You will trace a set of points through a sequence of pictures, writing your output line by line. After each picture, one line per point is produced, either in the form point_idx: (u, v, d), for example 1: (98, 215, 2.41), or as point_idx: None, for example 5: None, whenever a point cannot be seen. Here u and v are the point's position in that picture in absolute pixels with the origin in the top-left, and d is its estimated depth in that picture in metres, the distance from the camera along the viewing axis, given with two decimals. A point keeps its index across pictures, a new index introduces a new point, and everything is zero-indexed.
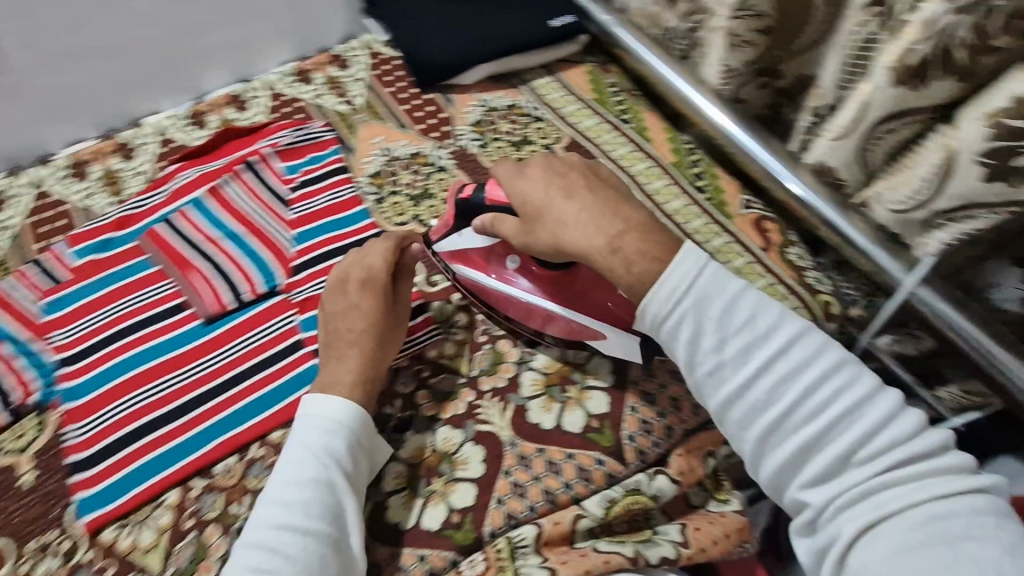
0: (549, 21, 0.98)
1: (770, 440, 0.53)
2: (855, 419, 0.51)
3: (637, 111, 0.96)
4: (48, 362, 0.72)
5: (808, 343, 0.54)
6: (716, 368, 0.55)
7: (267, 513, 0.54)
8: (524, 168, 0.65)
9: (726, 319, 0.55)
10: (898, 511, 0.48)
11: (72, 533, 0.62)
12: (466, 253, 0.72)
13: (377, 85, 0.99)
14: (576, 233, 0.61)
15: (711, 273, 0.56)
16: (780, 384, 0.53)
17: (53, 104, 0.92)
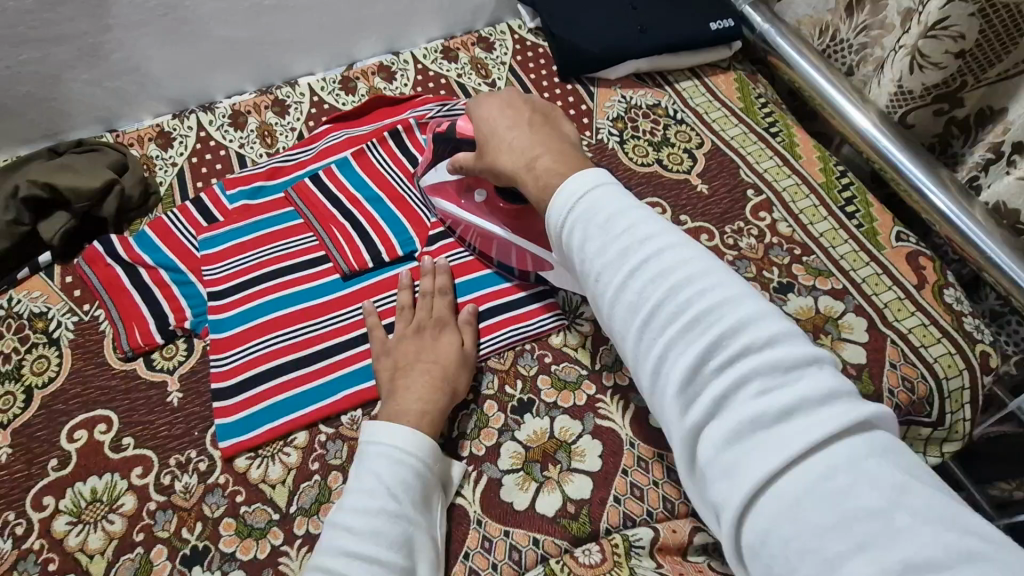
0: (710, 23, 0.94)
1: (644, 345, 0.44)
2: (729, 331, 0.40)
3: (786, 124, 0.92)
4: (201, 294, 0.77)
5: (672, 253, 0.45)
6: (599, 273, 0.47)
7: (343, 539, 0.51)
8: (485, 98, 0.67)
9: (609, 225, 0.48)
10: (764, 450, 0.36)
11: (211, 454, 0.66)
12: (444, 185, 0.77)
13: (518, 71, 1.00)
14: (507, 155, 0.61)
15: (601, 194, 0.50)
16: (651, 285, 0.44)
17: (221, 52, 0.95)
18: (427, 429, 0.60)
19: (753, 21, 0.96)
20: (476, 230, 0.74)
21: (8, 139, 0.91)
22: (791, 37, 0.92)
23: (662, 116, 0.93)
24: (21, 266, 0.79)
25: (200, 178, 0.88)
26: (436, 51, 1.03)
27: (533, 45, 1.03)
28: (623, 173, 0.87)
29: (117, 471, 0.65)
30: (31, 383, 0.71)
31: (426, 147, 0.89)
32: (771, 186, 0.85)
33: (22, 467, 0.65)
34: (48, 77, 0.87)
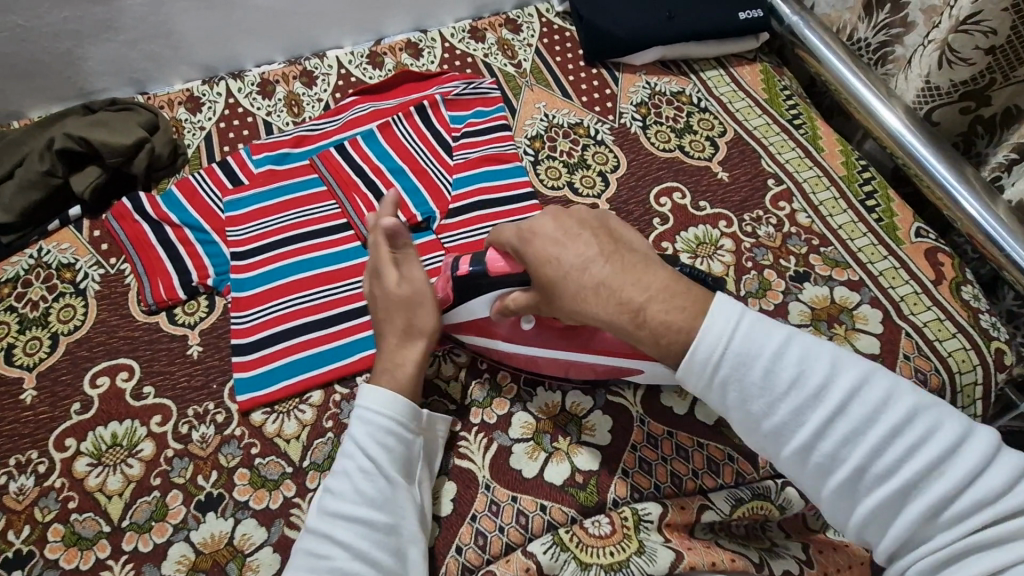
0: (739, 13, 0.94)
1: (847, 500, 0.45)
2: (946, 475, 0.42)
3: (810, 117, 0.92)
4: (224, 253, 0.78)
5: (863, 394, 0.44)
6: (774, 426, 0.46)
7: (330, 500, 0.54)
8: (529, 233, 0.54)
9: (772, 377, 0.45)
10: (987, 564, 0.40)
11: (228, 407, 0.67)
12: (476, 320, 0.65)
13: (544, 53, 1.01)
14: (600, 306, 0.50)
15: (749, 331, 0.46)
16: (846, 442, 0.44)
17: (254, 21, 0.96)
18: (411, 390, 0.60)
19: (782, 13, 0.95)
20: (548, 363, 0.66)
21: (43, 96, 0.92)
22: (820, 29, 0.92)
23: (686, 104, 0.93)
24: (51, 218, 0.81)
25: (227, 142, 0.90)
26: (464, 30, 1.04)
27: (560, 28, 1.04)
28: (644, 157, 0.88)
29: (137, 418, 0.67)
30: (58, 330, 0.73)
31: (449, 122, 0.90)
32: (792, 177, 0.85)
33: (46, 409, 0.67)
34: (87, 36, 0.88)
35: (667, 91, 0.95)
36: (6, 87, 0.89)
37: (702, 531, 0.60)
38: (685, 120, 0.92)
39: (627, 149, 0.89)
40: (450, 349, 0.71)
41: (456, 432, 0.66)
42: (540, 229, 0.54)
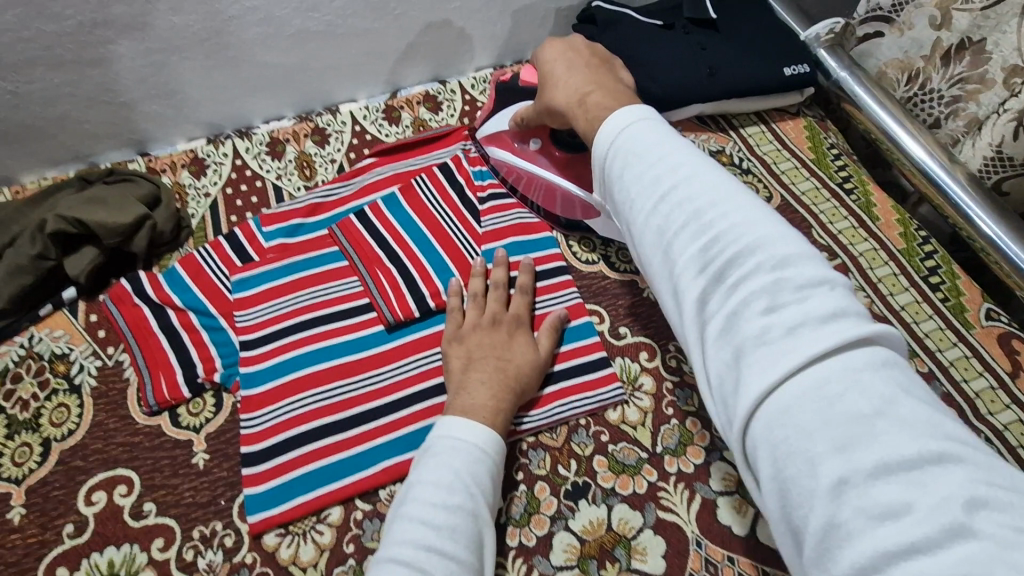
0: (784, 68, 0.88)
1: (669, 264, 0.42)
2: (753, 250, 0.39)
3: (862, 179, 0.85)
4: (233, 342, 0.72)
5: (711, 182, 0.43)
6: (639, 202, 0.45)
7: (420, 531, 0.50)
8: (544, 46, 0.69)
9: (647, 156, 0.46)
10: (773, 350, 0.35)
11: (238, 529, 0.61)
12: (500, 135, 0.83)
13: None
14: (564, 90, 0.63)
15: (643, 127, 0.48)
16: (687, 210, 0.42)
17: (264, 78, 0.90)
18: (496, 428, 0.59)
19: (829, 66, 0.89)
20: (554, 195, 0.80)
21: (36, 160, 0.86)
22: (869, 84, 0.85)
23: (727, 164, 0.87)
24: (44, 301, 0.74)
25: (235, 211, 0.83)
26: (483, 82, 1.01)
27: None
28: None
29: (136, 542, 0.60)
30: (49, 435, 0.66)
31: (475, 182, 0.83)
32: (845, 250, 0.78)
33: (36, 531, 0.60)
34: (83, 99, 0.82)
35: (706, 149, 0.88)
36: None
37: None
38: None
39: None
40: None
41: None
42: (545, 50, 0.68)
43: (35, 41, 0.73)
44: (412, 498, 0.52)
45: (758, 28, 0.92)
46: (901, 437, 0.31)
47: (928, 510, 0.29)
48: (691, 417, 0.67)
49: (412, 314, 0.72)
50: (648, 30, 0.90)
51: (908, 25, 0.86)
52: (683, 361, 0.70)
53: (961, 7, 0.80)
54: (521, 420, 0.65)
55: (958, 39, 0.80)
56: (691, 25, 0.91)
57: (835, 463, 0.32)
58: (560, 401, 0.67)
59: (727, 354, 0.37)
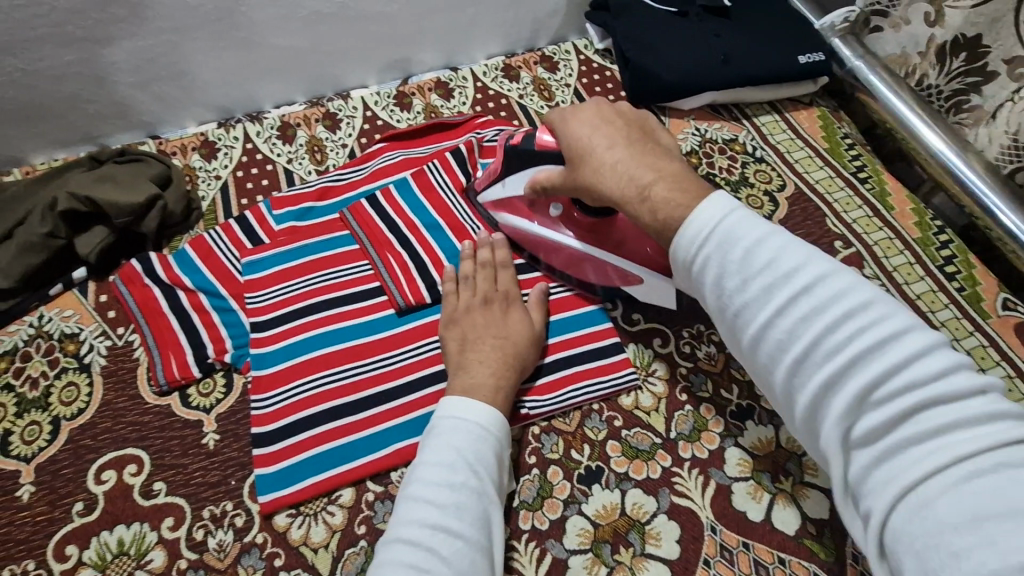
0: (799, 56, 0.87)
1: (795, 379, 0.42)
2: (890, 366, 0.37)
3: (876, 169, 0.84)
4: (243, 323, 0.71)
5: (836, 285, 0.41)
6: (739, 306, 0.44)
7: (424, 511, 0.49)
8: (570, 114, 0.61)
9: (749, 258, 0.44)
10: (912, 461, 0.36)
11: (249, 509, 0.60)
12: (511, 202, 0.74)
13: (584, 95, 0.94)
14: (613, 179, 0.56)
15: (735, 220, 0.45)
16: (805, 319, 0.41)
17: (274, 61, 0.89)
18: (499, 406, 0.58)
19: (843, 56, 0.90)
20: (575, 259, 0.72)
21: (45, 141, 0.86)
22: (885, 73, 0.85)
23: (740, 153, 0.87)
24: (54, 281, 0.74)
25: (245, 194, 0.83)
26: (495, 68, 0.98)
27: (599, 66, 0.98)
28: None
29: (146, 520, 0.60)
30: (59, 413, 0.66)
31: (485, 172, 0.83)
32: (861, 239, 0.78)
33: (45, 509, 0.60)
34: (94, 79, 0.81)
35: (719, 137, 0.88)
36: (5, 132, 0.82)
37: None
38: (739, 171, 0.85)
39: None
40: None
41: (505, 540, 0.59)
42: (575, 116, 0.60)
43: (48, 17, 0.73)
44: (415, 479, 0.51)
45: (773, 16, 0.91)
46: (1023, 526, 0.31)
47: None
48: (705, 403, 0.66)
49: (424, 297, 0.72)
50: (662, 17, 0.89)
51: (904, 20, 0.84)
52: (697, 347, 0.70)
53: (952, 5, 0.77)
54: (529, 406, 0.64)
55: (952, 37, 0.78)
56: (705, 13, 0.90)
57: (979, 555, 0.31)
58: (569, 386, 0.66)
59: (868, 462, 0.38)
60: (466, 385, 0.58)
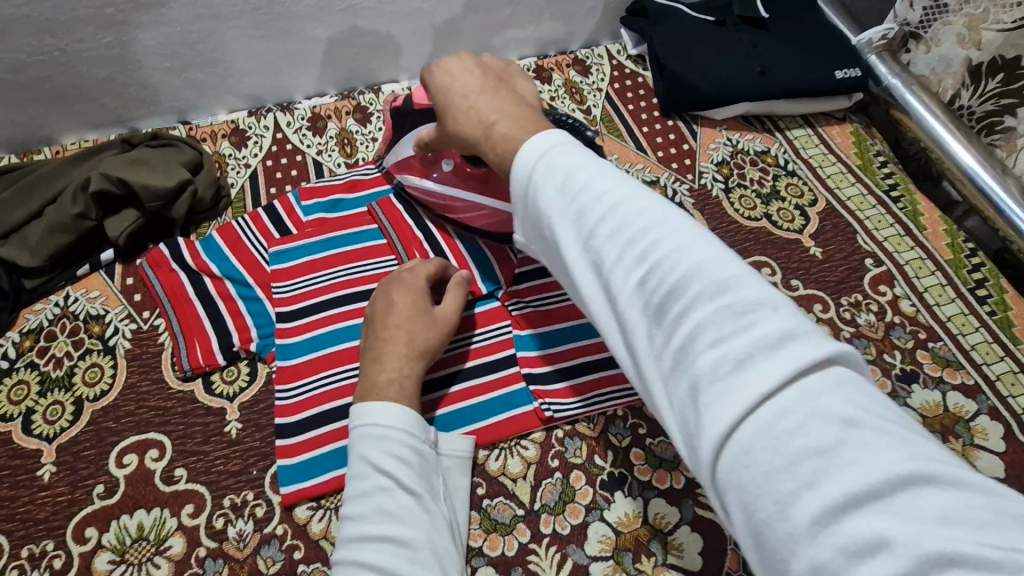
0: (836, 71, 0.86)
1: (616, 312, 0.37)
2: (678, 274, 0.34)
3: (909, 188, 0.84)
4: (269, 313, 0.71)
5: (648, 211, 0.38)
6: (579, 248, 0.40)
7: (350, 526, 0.50)
8: (433, 72, 0.58)
9: (575, 190, 0.40)
10: (719, 391, 0.31)
11: (269, 499, 0.60)
12: (409, 161, 0.75)
13: (616, 100, 0.94)
14: (464, 121, 0.54)
15: (562, 152, 0.43)
16: (610, 233, 0.38)
17: (309, 52, 0.89)
18: (392, 395, 0.56)
19: (879, 72, 0.89)
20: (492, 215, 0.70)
21: (77, 122, 0.86)
22: (924, 94, 0.85)
23: (771, 165, 0.86)
24: (81, 261, 0.74)
25: (274, 184, 0.83)
26: (528, 70, 0.98)
27: (632, 72, 0.97)
28: (729, 225, 0.80)
29: (166, 506, 0.59)
30: (82, 394, 0.65)
31: None
32: (891, 257, 0.77)
33: (66, 490, 0.60)
34: (130, 62, 0.81)
35: (751, 149, 0.88)
36: (38, 112, 0.82)
37: None
38: (770, 183, 0.84)
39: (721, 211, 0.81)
40: (516, 441, 0.64)
41: (525, 544, 0.58)
42: (452, 72, 0.57)
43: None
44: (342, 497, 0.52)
45: (812, 30, 0.90)
46: (876, 464, 0.27)
47: (906, 542, 0.25)
48: None
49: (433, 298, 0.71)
50: (699, 26, 0.89)
51: (935, 42, 0.85)
52: None
53: (991, 26, 0.78)
54: (553, 409, 0.64)
55: (988, 58, 0.80)
56: (743, 23, 0.89)
57: (807, 504, 0.28)
58: (594, 391, 0.66)
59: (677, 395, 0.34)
60: (360, 387, 0.58)
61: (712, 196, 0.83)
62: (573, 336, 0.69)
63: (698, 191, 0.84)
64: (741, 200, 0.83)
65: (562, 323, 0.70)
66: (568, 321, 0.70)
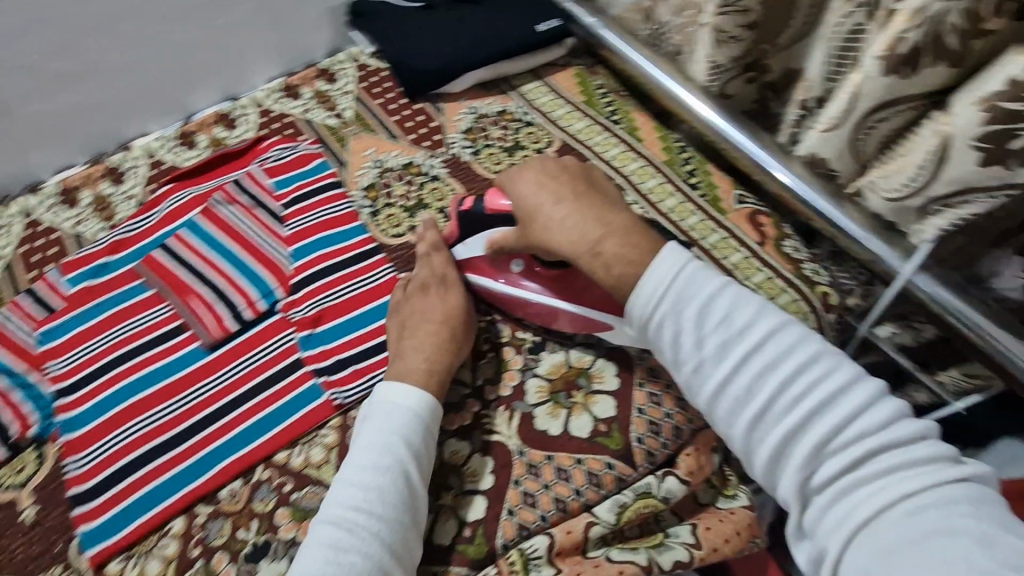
0: (537, 25, 0.97)
1: (759, 430, 0.54)
2: (829, 406, 0.52)
3: (626, 111, 0.96)
4: (46, 394, 0.71)
5: (780, 336, 0.54)
6: (698, 364, 0.56)
7: (353, 492, 0.56)
8: (512, 176, 0.67)
9: (703, 319, 0.56)
10: (865, 499, 0.49)
11: (78, 568, 0.62)
12: (476, 261, 0.73)
13: (364, 97, 0.99)
14: (563, 235, 0.62)
15: (689, 278, 0.57)
16: (759, 376, 0.54)
17: (39, 130, 0.89)
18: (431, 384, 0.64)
19: (580, 16, 0.98)
20: (572, 317, 0.70)
21: None
22: (615, 28, 0.95)
23: (511, 121, 0.95)
24: None
25: (33, 267, 0.82)
26: (278, 90, 1.01)
27: (376, 68, 1.02)
28: (479, 184, 0.89)
29: None
30: None
31: (275, 190, 0.87)
32: (619, 172, 0.88)
33: None
34: None
35: (493, 112, 0.96)
36: None
37: (590, 540, 0.62)
38: (511, 136, 0.94)
39: (474, 171, 0.91)
40: (315, 433, 0.68)
41: None
42: (530, 174, 0.66)
43: None
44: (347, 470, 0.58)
45: None
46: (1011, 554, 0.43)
47: None
48: (505, 347, 0.73)
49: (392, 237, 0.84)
50: (410, 13, 0.97)
51: None
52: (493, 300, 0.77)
53: None
54: (341, 396, 0.69)
55: None
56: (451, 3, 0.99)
57: None
58: (377, 370, 0.71)
59: (828, 499, 0.51)
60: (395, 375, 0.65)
61: (463, 163, 0.92)
62: (349, 326, 0.74)
63: (448, 157, 0.92)
64: (485, 158, 0.92)
65: (338, 318, 0.75)
66: (343, 315, 0.75)
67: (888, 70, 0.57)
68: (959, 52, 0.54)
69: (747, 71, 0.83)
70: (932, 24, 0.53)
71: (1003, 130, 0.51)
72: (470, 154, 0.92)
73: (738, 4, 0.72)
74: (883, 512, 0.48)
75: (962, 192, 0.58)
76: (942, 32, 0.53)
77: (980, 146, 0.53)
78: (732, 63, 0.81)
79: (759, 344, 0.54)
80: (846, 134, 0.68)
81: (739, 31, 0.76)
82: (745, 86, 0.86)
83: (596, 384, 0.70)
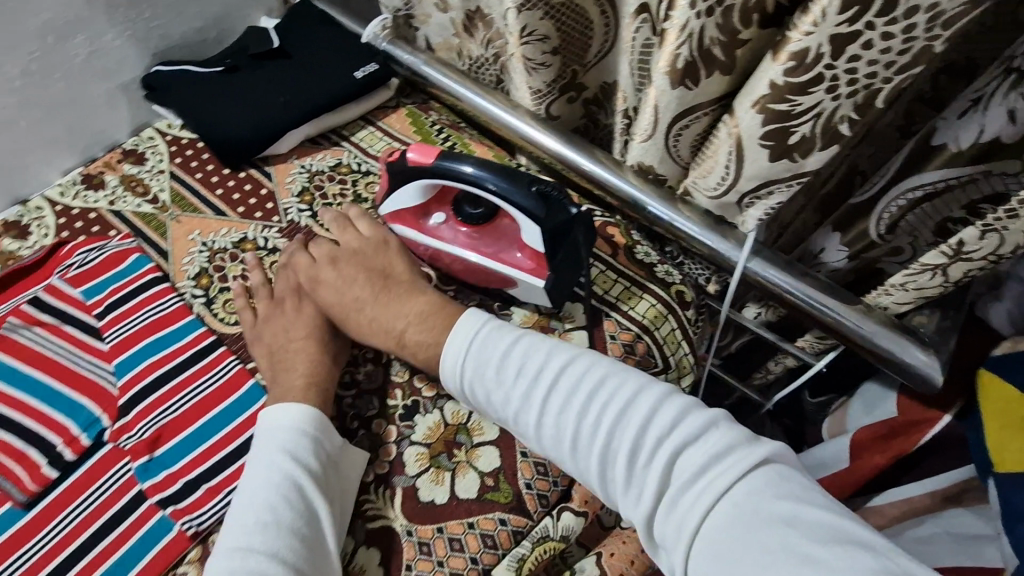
0: (355, 72, 0.94)
1: (584, 458, 0.57)
2: (631, 420, 0.56)
3: (463, 143, 0.94)
4: None
5: (573, 371, 0.59)
6: (513, 412, 0.60)
7: (250, 513, 0.56)
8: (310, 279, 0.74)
9: (504, 372, 0.60)
10: (689, 498, 0.52)
11: None
12: (401, 211, 0.76)
13: (182, 174, 0.90)
14: (372, 332, 0.69)
15: (485, 336, 0.63)
16: (567, 410, 0.58)
17: None
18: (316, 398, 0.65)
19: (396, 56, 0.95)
20: (491, 273, 0.73)
21: None
22: (434, 62, 0.93)
23: (347, 174, 0.91)
24: None
25: None
26: (75, 184, 0.89)
27: (189, 140, 0.93)
28: None
29: None
30: None
31: (84, 300, 0.76)
32: None
33: None
34: None
35: (326, 166, 0.91)
36: None
37: None
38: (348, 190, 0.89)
39: (315, 234, 0.84)
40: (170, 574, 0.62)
41: None
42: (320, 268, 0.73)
43: None
44: (238, 502, 0.57)
45: (327, 42, 0.97)
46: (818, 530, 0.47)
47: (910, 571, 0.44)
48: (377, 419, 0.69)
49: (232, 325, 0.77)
50: (212, 80, 0.91)
51: None
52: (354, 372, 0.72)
53: None
54: (193, 524, 0.63)
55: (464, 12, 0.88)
56: (258, 61, 0.94)
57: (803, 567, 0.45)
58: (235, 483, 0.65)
59: (662, 510, 0.53)
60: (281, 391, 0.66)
61: (303, 228, 0.85)
62: (193, 444, 0.67)
63: (285, 225, 0.85)
64: (325, 218, 0.86)
65: (180, 435, 0.68)
66: (186, 430, 0.68)
67: (674, 82, 0.60)
68: (727, 60, 0.57)
69: (566, 91, 0.85)
70: (697, 40, 0.56)
71: (779, 128, 0.54)
72: (308, 216, 0.86)
73: (536, 33, 0.74)
74: (707, 511, 0.51)
75: (762, 183, 0.62)
76: (707, 47, 0.56)
77: (764, 144, 0.56)
78: (549, 86, 0.82)
79: (553, 379, 0.59)
80: (661, 143, 0.70)
81: (546, 56, 0.77)
82: (568, 104, 0.87)
83: (475, 437, 0.68)
